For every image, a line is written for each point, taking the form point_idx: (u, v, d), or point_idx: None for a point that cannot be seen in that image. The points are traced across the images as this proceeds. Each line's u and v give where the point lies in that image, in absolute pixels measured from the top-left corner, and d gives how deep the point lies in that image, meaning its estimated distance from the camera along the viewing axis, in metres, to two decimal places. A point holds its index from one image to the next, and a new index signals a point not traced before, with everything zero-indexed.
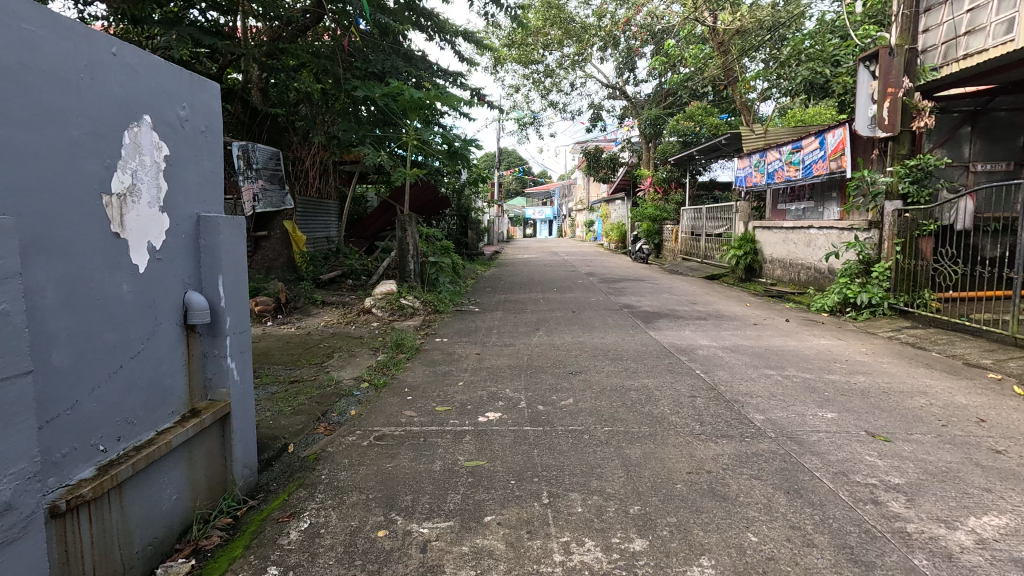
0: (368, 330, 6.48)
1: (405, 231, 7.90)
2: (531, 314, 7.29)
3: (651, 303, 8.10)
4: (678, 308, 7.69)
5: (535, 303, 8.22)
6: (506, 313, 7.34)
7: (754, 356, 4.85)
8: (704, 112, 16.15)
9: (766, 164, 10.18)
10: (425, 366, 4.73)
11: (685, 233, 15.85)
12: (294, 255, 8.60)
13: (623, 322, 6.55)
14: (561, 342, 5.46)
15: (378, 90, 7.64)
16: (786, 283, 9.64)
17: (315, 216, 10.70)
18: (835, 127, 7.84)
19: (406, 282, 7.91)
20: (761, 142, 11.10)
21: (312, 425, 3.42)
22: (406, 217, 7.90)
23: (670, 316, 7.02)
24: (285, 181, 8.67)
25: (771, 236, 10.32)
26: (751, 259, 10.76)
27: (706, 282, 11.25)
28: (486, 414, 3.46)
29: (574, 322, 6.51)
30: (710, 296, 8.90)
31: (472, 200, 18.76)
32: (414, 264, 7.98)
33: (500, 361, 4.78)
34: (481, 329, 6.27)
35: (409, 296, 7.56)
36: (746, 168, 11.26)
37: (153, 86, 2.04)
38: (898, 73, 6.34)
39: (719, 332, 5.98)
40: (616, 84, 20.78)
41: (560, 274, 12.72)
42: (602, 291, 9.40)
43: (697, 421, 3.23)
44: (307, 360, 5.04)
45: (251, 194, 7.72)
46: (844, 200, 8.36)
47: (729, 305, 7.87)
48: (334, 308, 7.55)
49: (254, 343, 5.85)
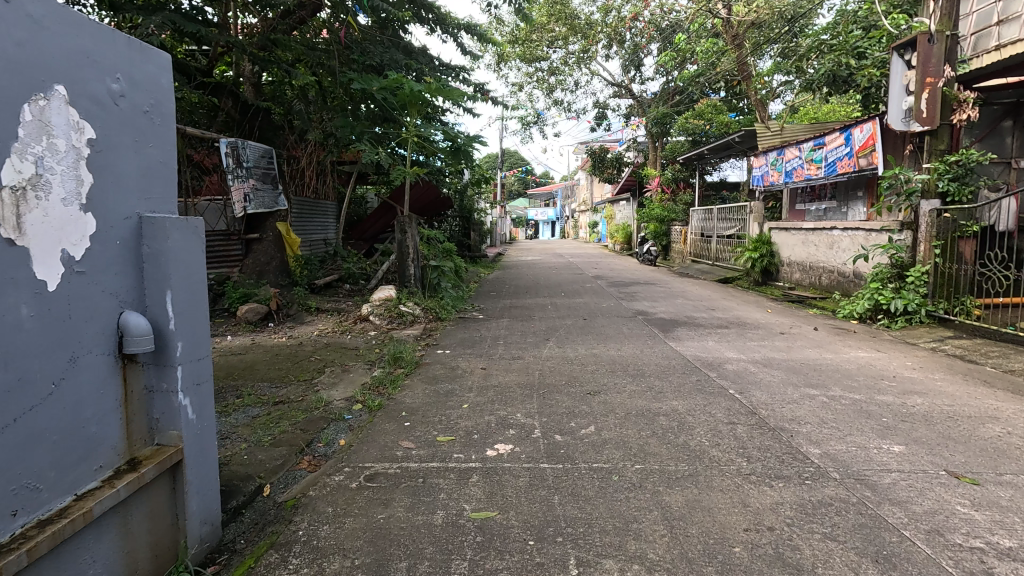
0: (365, 341, 6.02)
1: (405, 234, 7.45)
2: (539, 321, 6.83)
3: (666, 309, 7.62)
4: (696, 315, 7.21)
5: (543, 310, 7.76)
6: (512, 321, 6.89)
7: (790, 372, 4.37)
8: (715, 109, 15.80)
9: (784, 162, 9.71)
10: (426, 384, 4.27)
11: (695, 234, 15.37)
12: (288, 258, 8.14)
13: (639, 332, 6.08)
14: (574, 355, 4.99)
15: (376, 83, 7.18)
16: (807, 288, 9.15)
17: (311, 217, 10.26)
18: (863, 122, 7.36)
19: (405, 288, 7.44)
20: (777, 139, 10.62)
21: (293, 459, 2.95)
22: (406, 218, 7.44)
23: (689, 324, 6.54)
24: (279, 180, 8.22)
25: (789, 238, 9.83)
26: (767, 261, 10.28)
27: (720, 286, 10.77)
28: (496, 446, 2.99)
29: (586, 332, 6.05)
30: (727, 302, 8.42)
31: (475, 201, 18.29)
32: (415, 268, 7.52)
33: (509, 378, 4.32)
34: (487, 340, 5.81)
35: (409, 303, 7.09)
36: (761, 167, 10.78)
37: (70, 49, 1.58)
38: (938, 63, 5.88)
39: (745, 342, 5.51)
40: (622, 82, 20.35)
41: (566, 277, 12.25)
42: (612, 296, 8.93)
43: (743, 456, 2.76)
44: (296, 375, 4.58)
45: (242, 194, 7.19)
46: (871, 200, 7.88)
47: (750, 312, 7.38)
48: (329, 316, 7.09)
49: (240, 356, 5.39)
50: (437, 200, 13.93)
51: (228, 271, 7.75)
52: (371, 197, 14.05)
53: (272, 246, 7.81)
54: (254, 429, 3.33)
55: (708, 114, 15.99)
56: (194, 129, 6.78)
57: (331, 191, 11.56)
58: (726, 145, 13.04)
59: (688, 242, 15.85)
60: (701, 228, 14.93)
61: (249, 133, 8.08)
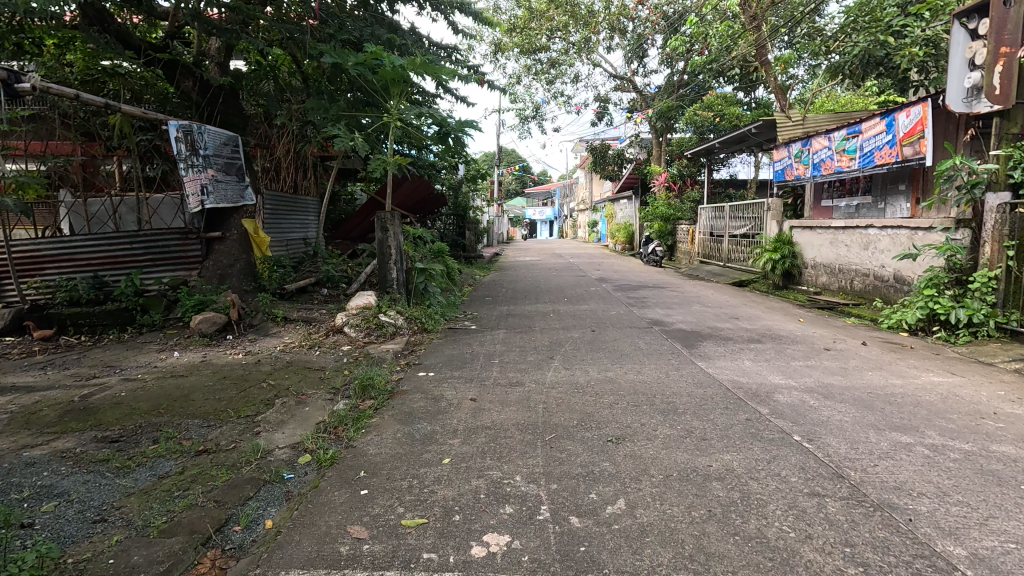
0: (335, 360, 5.08)
1: (386, 232, 6.46)
2: (540, 334, 5.90)
3: (684, 319, 6.71)
4: (721, 325, 6.30)
5: (546, 318, 6.83)
6: (510, 334, 5.96)
7: (861, 407, 3.45)
8: (723, 101, 15.39)
9: (810, 153, 8.77)
10: (399, 425, 3.33)
11: (703, 234, 14.46)
12: (255, 260, 7.18)
13: (659, 348, 5.17)
14: (585, 381, 4.06)
15: (351, 57, 6.20)
16: (836, 293, 8.28)
17: (287, 215, 9.31)
18: (909, 105, 6.43)
19: (386, 294, 6.48)
20: (799, 130, 9.76)
21: (188, 559, 2.00)
22: (387, 214, 6.45)
23: (715, 338, 5.63)
24: (245, 172, 7.26)
25: (815, 238, 8.92)
26: (789, 263, 9.39)
27: (737, 290, 9.87)
28: (486, 538, 2.06)
29: (597, 349, 5.12)
30: (751, 309, 7.52)
31: (470, 198, 17.37)
32: (397, 271, 6.55)
33: (504, 415, 3.39)
34: (479, 359, 4.88)
35: (391, 312, 6.14)
36: (782, 160, 9.86)
37: None
38: (1015, 30, 5.01)
39: (789, 363, 4.60)
40: (624, 75, 19.43)
41: (568, 279, 11.34)
42: (621, 302, 8.01)
43: (856, 564, 1.84)
44: (240, 408, 3.65)
45: (199, 185, 6.19)
46: (915, 195, 6.98)
47: (782, 322, 6.47)
48: (299, 326, 6.14)
49: (179, 380, 4.45)
50: (429, 197, 13.07)
51: (186, 275, 6.77)
52: (359, 193, 13.11)
53: (236, 245, 6.87)
54: (149, 502, 2.39)
55: (718, 107, 15.38)
56: (141, 109, 5.84)
57: (313, 188, 10.65)
58: (740, 137, 12.14)
59: (696, 242, 14.94)
60: (711, 227, 14.02)
61: (212, 118, 7.14)
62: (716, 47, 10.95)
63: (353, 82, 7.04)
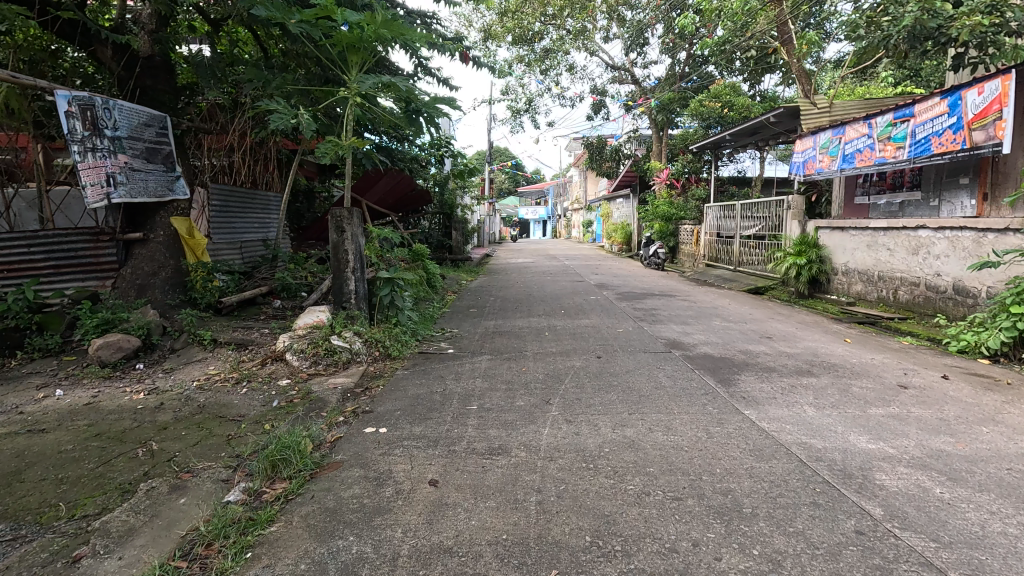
0: (263, 404, 3.86)
1: (343, 236, 5.22)
2: (532, 361, 4.73)
3: (710, 339, 5.55)
4: (754, 349, 5.14)
5: (541, 338, 5.65)
6: (494, 361, 4.77)
7: (1018, 502, 2.27)
8: (731, 91, 14.55)
9: (839, 143, 7.58)
10: (310, 541, 2.12)
11: (710, 235, 13.36)
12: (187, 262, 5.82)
13: (688, 385, 3.99)
14: (597, 446, 2.89)
15: (295, 15, 4.93)
16: (875, 306, 7.21)
17: (239, 214, 8.04)
18: (982, 80, 5.28)
19: (341, 311, 5.25)
20: (825, 118, 8.61)
21: None
22: (344, 211, 5.21)
23: (755, 369, 4.47)
24: (176, 159, 5.99)
25: (848, 241, 7.81)
26: (816, 268, 8.30)
27: (755, 300, 8.75)
28: None
29: (607, 386, 3.94)
30: (782, 325, 6.38)
31: (458, 196, 16.15)
32: (358, 283, 5.31)
33: (474, 522, 2.19)
34: (451, 404, 3.69)
35: (347, 334, 4.94)
36: (802, 152, 8.60)
37: None
38: None
39: (862, 412, 3.44)
40: (623, 66, 18.33)
41: (565, 286, 10.19)
42: (628, 316, 6.84)
43: None
44: (78, 505, 2.39)
45: (103, 174, 4.96)
46: (982, 189, 5.88)
47: (828, 345, 5.32)
48: (231, 352, 4.92)
49: (31, 440, 3.20)
50: (412, 194, 11.92)
51: (97, 287, 5.51)
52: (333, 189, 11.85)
53: (162, 250, 5.64)
54: None
55: (725, 97, 14.48)
56: (12, 74, 4.26)
57: (279, 182, 9.38)
58: (752, 129, 11.00)
59: (702, 244, 13.83)
60: (719, 227, 12.90)
61: (134, 94, 5.85)
62: (730, 27, 9.80)
63: (309, 53, 5.83)
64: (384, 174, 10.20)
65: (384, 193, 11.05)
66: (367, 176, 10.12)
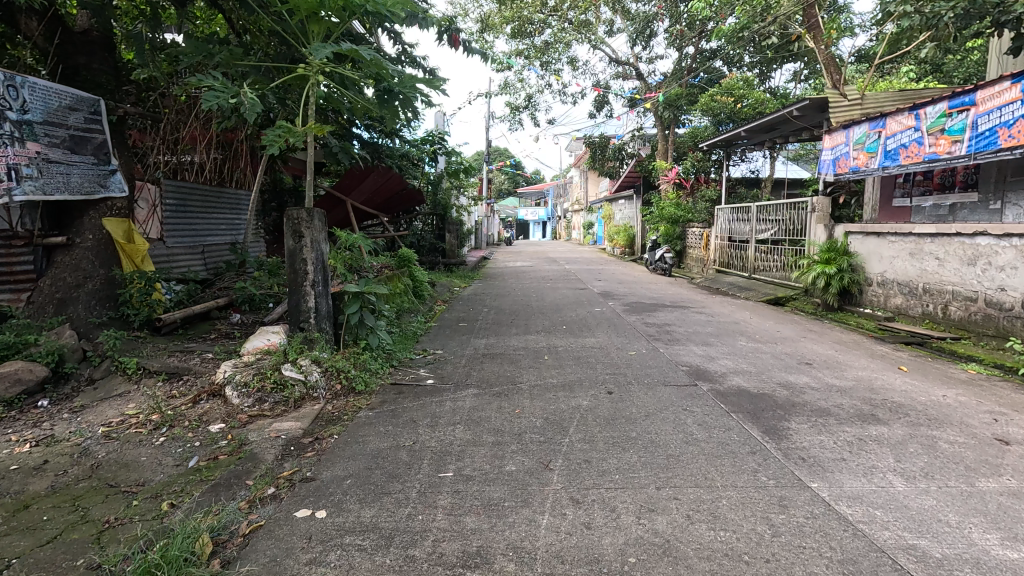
0: (177, 463, 2.97)
1: (301, 243, 4.32)
2: (529, 398, 3.86)
3: (741, 367, 4.68)
4: (797, 382, 4.25)
5: (539, 363, 4.78)
6: (482, 397, 3.90)
7: None
8: (744, 85, 13.71)
9: (878, 137, 6.72)
10: None
11: (721, 239, 12.51)
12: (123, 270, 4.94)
13: (727, 438, 3.11)
14: (618, 555, 2.01)
15: None
16: (920, 323, 6.35)
17: (201, 213, 7.16)
18: None
19: (298, 333, 4.35)
20: (858, 111, 7.73)
21: None
22: (303, 212, 4.32)
23: (805, 411, 3.59)
24: (114, 149, 5.11)
25: (886, 248, 6.95)
26: (847, 278, 7.44)
27: (779, 312, 7.88)
28: None
29: (624, 442, 3.06)
30: (820, 347, 5.49)
31: (453, 196, 15.26)
32: (320, 299, 4.42)
33: None
34: (420, 469, 2.80)
35: (302, 362, 4.05)
36: (833, 149, 7.69)
37: None
38: None
39: (970, 487, 2.55)
40: (626, 60, 17.49)
41: (567, 294, 9.31)
42: (640, 334, 5.96)
43: None
44: None
45: (4, 166, 4.08)
46: None
47: (883, 376, 4.44)
48: (161, 384, 4.03)
49: None
50: (402, 194, 11.05)
51: (11, 302, 4.58)
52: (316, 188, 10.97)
53: (89, 257, 4.75)
54: None
55: (738, 92, 13.65)
56: None
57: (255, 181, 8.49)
58: (770, 124, 10.11)
59: (712, 248, 12.97)
60: (731, 230, 12.04)
61: (59, 74, 4.95)
62: (747, 11, 8.92)
63: (267, 26, 4.94)
64: (371, 171, 9.41)
65: (371, 193, 10.21)
66: (353, 173, 9.35)
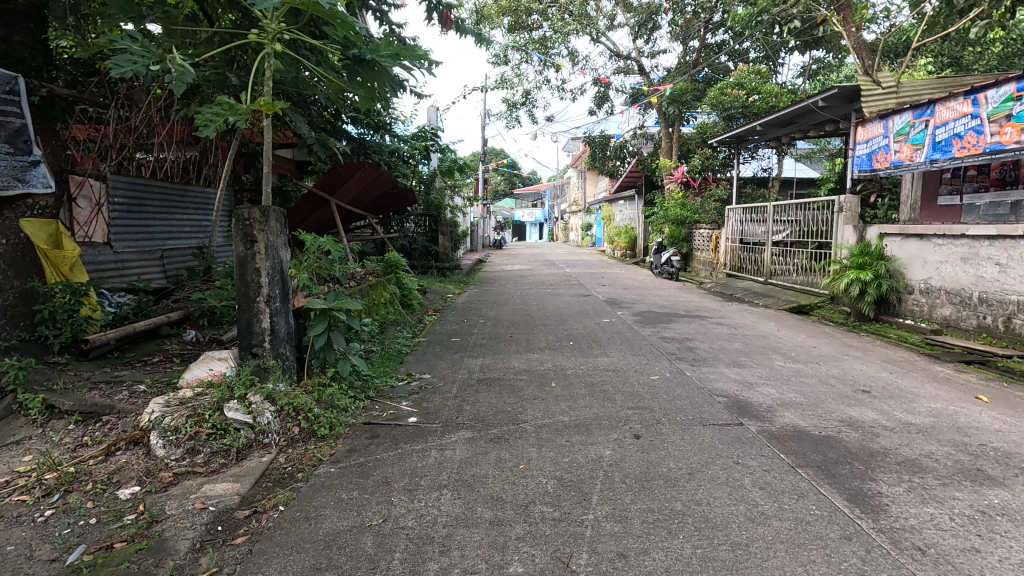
0: (51, 557, 2.14)
1: (253, 249, 3.50)
2: (536, 446, 3.06)
3: (788, 398, 3.89)
4: (864, 419, 3.47)
5: (546, 392, 3.98)
6: (477, 443, 3.10)
7: None
8: (756, 78, 13.02)
9: (925, 126, 5.97)
10: None
11: (732, 241, 11.74)
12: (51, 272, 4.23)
13: (804, 514, 2.32)
14: None
15: None
16: (977, 338, 5.59)
17: (160, 213, 6.30)
18: None
19: (249, 361, 3.52)
20: (893, 100, 6.95)
21: None
22: (254, 211, 3.50)
23: (891, 465, 2.80)
24: (37, 136, 4.29)
25: (932, 252, 6.19)
26: (884, 285, 6.68)
27: (808, 323, 7.09)
28: None
29: (668, 521, 2.27)
30: (871, 369, 4.71)
31: (447, 196, 14.43)
32: (279, 318, 3.59)
33: None
34: (390, 570, 1.99)
35: (250, 399, 3.23)
36: (869, 141, 6.95)
37: None
38: None
39: None
40: (628, 54, 16.80)
41: (571, 302, 8.53)
42: (659, 352, 5.18)
43: None
44: None
45: None
46: None
47: (964, 410, 3.66)
48: (71, 429, 3.20)
49: None
50: (391, 194, 10.24)
51: None
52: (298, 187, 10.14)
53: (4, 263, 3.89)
54: None
55: (749, 85, 12.96)
56: None
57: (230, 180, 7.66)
58: (788, 117, 9.35)
59: (721, 251, 12.20)
60: (742, 232, 11.31)
61: None
62: None
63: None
64: (357, 167, 8.68)
65: (358, 193, 9.37)
66: (337, 172, 8.59)
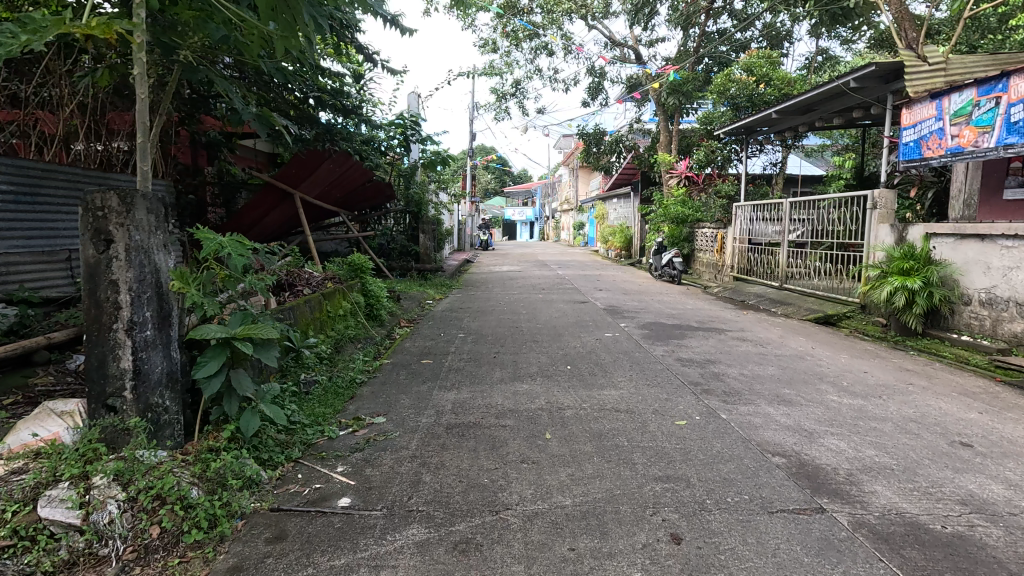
0: None
1: (109, 252, 2.37)
2: (526, 560, 1.97)
3: (868, 458, 2.83)
4: (993, 500, 2.42)
5: (538, 450, 2.89)
6: (432, 556, 2.01)
7: None
8: (767, 64, 12.05)
9: (992, 105, 5.02)
10: None
11: (740, 241, 10.74)
12: None
13: None
14: None
15: None
16: None
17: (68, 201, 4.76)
18: None
19: (103, 418, 2.40)
20: (940, 78, 5.76)
21: None
22: (109, 196, 2.36)
23: None
24: None
25: (999, 256, 5.19)
26: (935, 294, 5.67)
27: (843, 338, 6.07)
28: None
29: None
30: (954, 407, 3.68)
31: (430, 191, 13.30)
32: (153, 351, 2.47)
33: None
34: None
35: (90, 482, 2.11)
36: (916, 126, 5.97)
37: None
38: None
39: None
40: (624, 42, 15.80)
41: (566, 311, 7.45)
42: (680, 382, 4.12)
43: None
44: None
45: None
46: None
47: None
48: None
49: None
50: (367, 188, 9.07)
51: None
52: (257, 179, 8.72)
53: None
54: None
55: (759, 72, 11.99)
56: None
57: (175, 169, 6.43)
58: (808, 104, 8.34)
59: (727, 252, 11.21)
60: (751, 232, 10.31)
61: None
62: None
63: None
64: (326, 158, 7.41)
65: (328, 185, 8.19)
66: (300, 162, 7.32)
